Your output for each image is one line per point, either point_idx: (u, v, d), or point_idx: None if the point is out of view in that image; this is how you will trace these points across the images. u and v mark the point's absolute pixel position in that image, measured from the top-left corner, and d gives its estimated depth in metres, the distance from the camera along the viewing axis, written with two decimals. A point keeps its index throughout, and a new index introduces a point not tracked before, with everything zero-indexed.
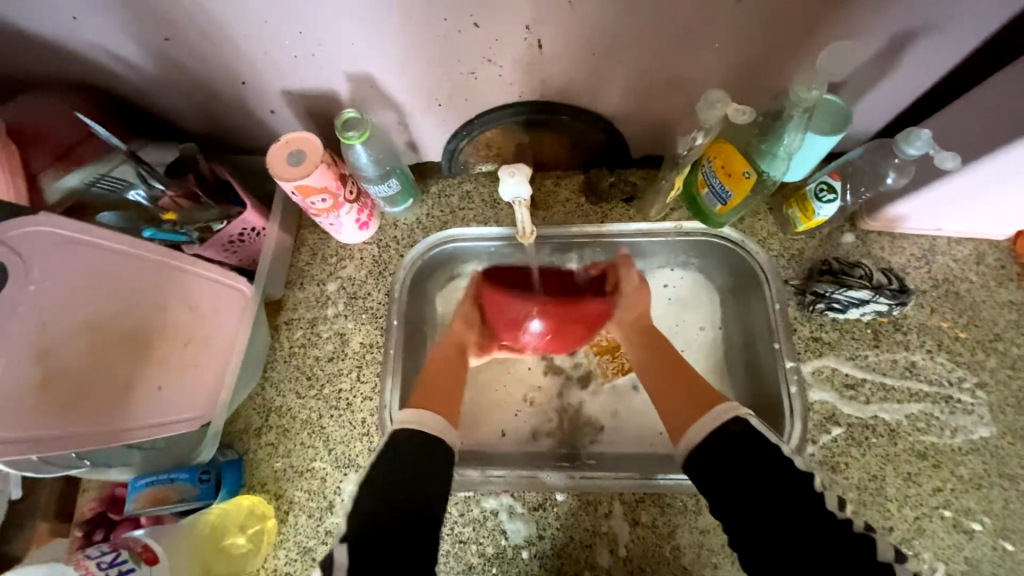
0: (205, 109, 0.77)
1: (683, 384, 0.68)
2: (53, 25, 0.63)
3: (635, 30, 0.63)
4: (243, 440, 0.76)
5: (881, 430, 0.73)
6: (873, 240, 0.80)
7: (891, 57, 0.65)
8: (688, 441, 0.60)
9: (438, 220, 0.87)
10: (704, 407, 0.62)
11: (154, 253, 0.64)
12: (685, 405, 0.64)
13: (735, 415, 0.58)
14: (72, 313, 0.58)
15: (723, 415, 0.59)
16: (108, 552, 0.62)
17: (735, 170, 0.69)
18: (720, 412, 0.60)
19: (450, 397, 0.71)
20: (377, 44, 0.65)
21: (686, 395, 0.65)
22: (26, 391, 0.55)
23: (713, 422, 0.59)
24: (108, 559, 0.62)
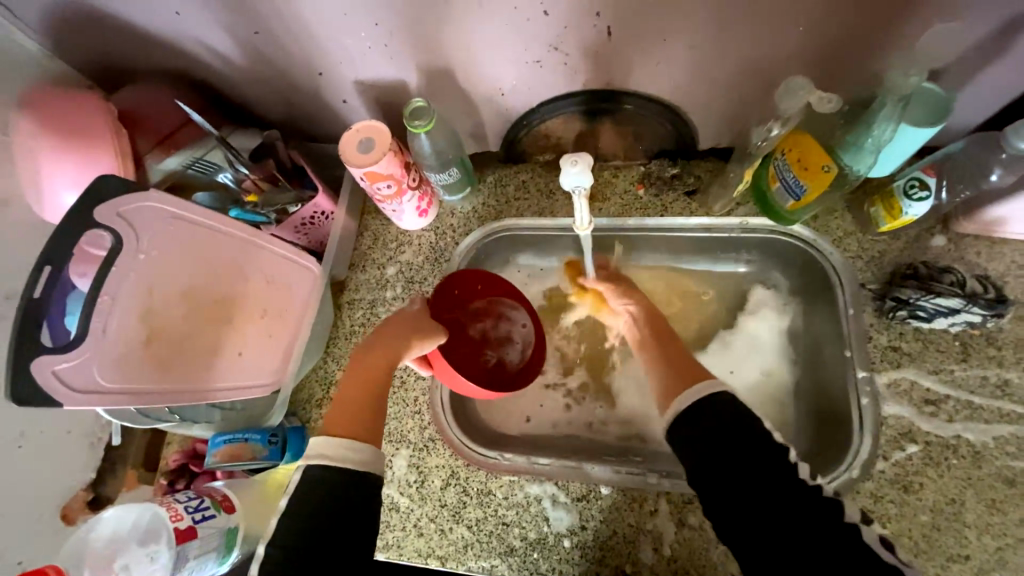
0: (285, 99, 0.83)
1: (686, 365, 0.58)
2: (160, 20, 0.69)
3: (710, 14, 0.60)
4: (307, 409, 0.82)
5: (965, 451, 0.67)
6: (967, 244, 0.73)
7: (1006, 39, 0.59)
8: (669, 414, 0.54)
9: (494, 209, 0.88)
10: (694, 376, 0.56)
11: (243, 232, 0.69)
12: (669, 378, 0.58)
13: (715, 390, 0.52)
14: (173, 280, 0.65)
15: (708, 390, 0.52)
16: (194, 497, 0.69)
17: (813, 164, 0.65)
18: (701, 385, 0.53)
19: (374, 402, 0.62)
20: (444, 35, 0.66)
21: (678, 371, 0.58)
22: (134, 347, 0.62)
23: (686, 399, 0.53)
24: (194, 503, 0.69)
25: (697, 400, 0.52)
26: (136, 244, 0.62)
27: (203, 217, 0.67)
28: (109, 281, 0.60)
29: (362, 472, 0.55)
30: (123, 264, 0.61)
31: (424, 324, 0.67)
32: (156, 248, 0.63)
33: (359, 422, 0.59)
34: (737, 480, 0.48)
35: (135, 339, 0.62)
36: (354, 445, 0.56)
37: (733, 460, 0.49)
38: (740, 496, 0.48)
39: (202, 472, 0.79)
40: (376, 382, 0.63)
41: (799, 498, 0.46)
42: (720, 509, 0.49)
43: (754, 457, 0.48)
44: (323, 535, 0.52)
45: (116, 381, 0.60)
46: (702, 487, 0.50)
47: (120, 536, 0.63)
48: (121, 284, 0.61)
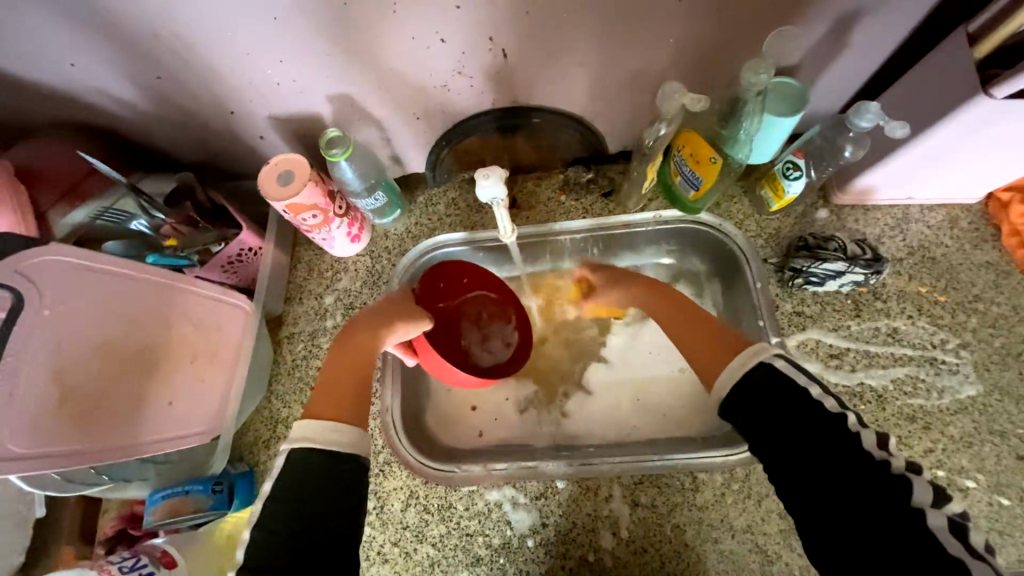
0: (199, 140, 0.82)
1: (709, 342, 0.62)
2: (52, 72, 0.67)
3: (593, 32, 0.66)
4: (253, 452, 0.79)
5: (869, 397, 0.75)
6: (847, 213, 0.83)
7: (839, 37, 0.69)
8: (718, 392, 0.56)
9: (426, 228, 0.91)
10: (722, 354, 0.59)
11: (161, 277, 0.68)
12: (703, 355, 0.61)
13: (762, 359, 0.55)
14: (88, 334, 0.62)
15: (750, 363, 0.55)
16: (129, 557, 0.68)
17: (703, 157, 0.72)
18: (747, 355, 0.56)
19: (360, 393, 0.64)
20: (350, 65, 0.69)
21: (709, 348, 0.61)
22: (46, 409, 0.58)
23: (741, 369, 0.55)
24: (129, 563, 0.67)
25: (742, 375, 0.55)
26: (40, 302, 0.59)
27: (116, 266, 0.65)
28: (10, 342, 0.56)
29: (353, 455, 0.56)
30: (27, 323, 0.58)
31: (405, 307, 0.70)
32: (65, 303, 0.61)
33: (347, 407, 0.61)
34: (774, 426, 0.52)
35: (47, 400, 0.59)
36: (336, 428, 0.57)
37: (774, 404, 0.52)
38: (783, 441, 0.51)
39: (142, 534, 0.75)
40: (362, 366, 0.67)
41: (840, 439, 0.49)
42: (775, 460, 0.52)
43: (791, 400, 0.52)
44: (320, 526, 0.52)
45: (27, 447, 0.57)
46: (749, 435, 0.53)
47: None
48: (26, 345, 0.57)
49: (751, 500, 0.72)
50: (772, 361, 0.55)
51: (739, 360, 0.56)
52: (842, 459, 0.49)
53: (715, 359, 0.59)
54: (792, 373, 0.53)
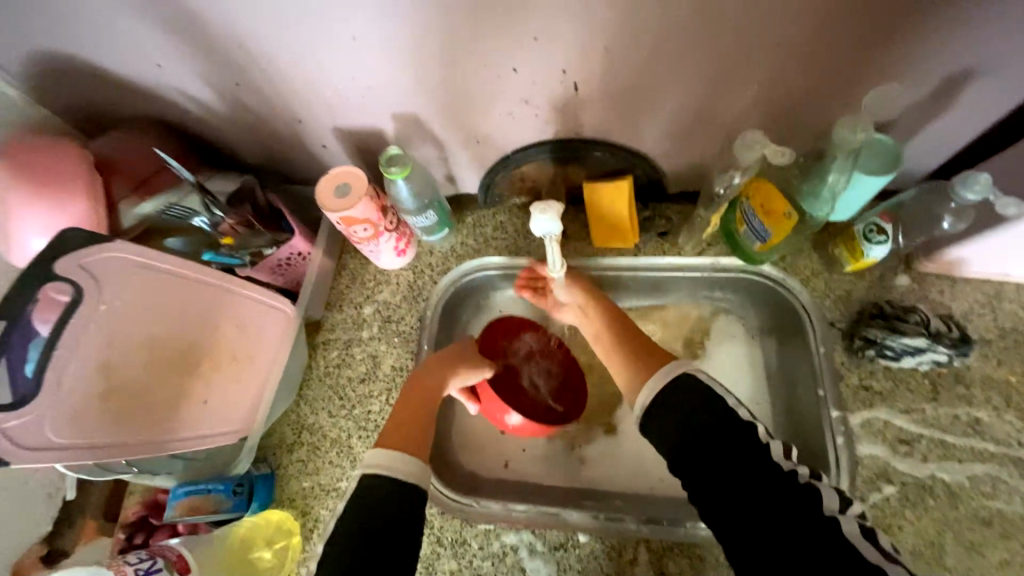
0: (264, 143, 0.84)
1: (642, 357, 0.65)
2: (141, 71, 0.71)
3: (671, 71, 0.63)
4: (277, 455, 0.80)
5: (941, 493, 0.66)
6: (930, 283, 0.75)
7: (946, 96, 0.63)
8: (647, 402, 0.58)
9: (471, 248, 0.89)
10: (651, 373, 0.62)
11: (211, 278, 0.68)
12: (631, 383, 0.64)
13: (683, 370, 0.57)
14: (138, 331, 0.64)
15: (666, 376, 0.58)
16: (145, 560, 0.65)
17: (775, 210, 0.67)
18: (671, 368, 0.58)
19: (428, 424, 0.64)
20: (418, 86, 0.69)
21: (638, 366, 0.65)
22: (92, 400, 0.60)
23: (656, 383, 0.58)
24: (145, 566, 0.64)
25: (665, 386, 0.57)
26: (98, 296, 0.61)
27: (168, 264, 0.66)
28: (67, 333, 0.59)
29: (411, 483, 0.56)
30: (83, 317, 0.60)
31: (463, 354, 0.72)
32: (120, 299, 0.62)
33: (419, 438, 0.61)
34: (718, 477, 0.51)
35: (93, 392, 0.60)
36: (403, 456, 0.57)
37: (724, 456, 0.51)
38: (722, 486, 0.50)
39: (160, 527, 0.75)
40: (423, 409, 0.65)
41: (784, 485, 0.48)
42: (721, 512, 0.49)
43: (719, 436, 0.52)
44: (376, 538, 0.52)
45: (71, 436, 0.58)
46: (691, 481, 0.53)
47: None
48: (80, 338, 0.60)
49: None
50: (698, 372, 0.57)
51: (661, 377, 0.58)
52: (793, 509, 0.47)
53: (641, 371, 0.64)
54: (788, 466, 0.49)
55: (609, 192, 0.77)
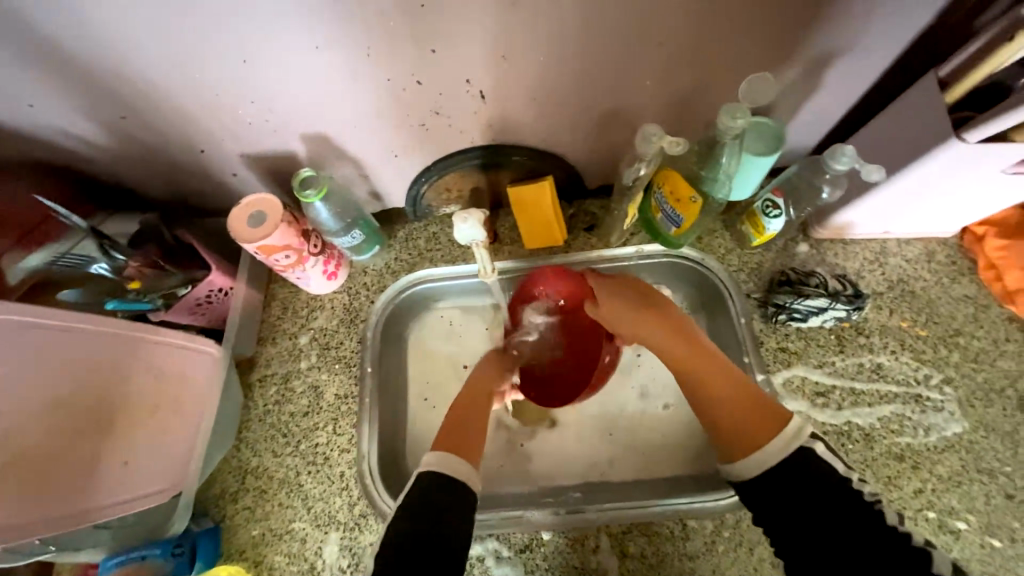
0: (168, 177, 0.79)
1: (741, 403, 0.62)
2: (8, 111, 0.65)
3: (570, 73, 0.66)
4: (219, 506, 0.76)
5: (857, 435, 0.73)
6: (826, 248, 0.83)
7: (811, 79, 0.70)
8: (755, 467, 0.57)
9: (406, 263, 0.89)
10: (772, 426, 0.59)
11: (116, 328, 0.64)
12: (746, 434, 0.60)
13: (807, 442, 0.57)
14: (34, 396, 0.58)
15: (790, 445, 0.57)
16: None
17: (683, 196, 0.72)
18: (789, 434, 0.57)
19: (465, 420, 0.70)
20: (326, 106, 0.68)
21: (762, 416, 0.60)
22: None
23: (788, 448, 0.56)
24: None
25: (790, 455, 0.56)
26: None
27: (62, 320, 0.60)
28: None
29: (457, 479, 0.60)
30: None
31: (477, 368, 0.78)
32: (9, 364, 0.57)
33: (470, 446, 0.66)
34: (791, 503, 0.54)
35: None
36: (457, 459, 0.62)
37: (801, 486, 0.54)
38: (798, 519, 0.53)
39: None
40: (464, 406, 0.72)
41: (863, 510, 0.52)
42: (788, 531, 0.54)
43: (823, 482, 0.54)
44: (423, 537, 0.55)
45: None
46: (757, 510, 0.57)
47: None
48: None
49: (743, 546, 0.70)
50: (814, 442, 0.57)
51: (783, 442, 0.57)
52: (853, 515, 0.51)
53: (747, 428, 0.60)
54: (832, 460, 0.55)
55: (532, 192, 0.79)
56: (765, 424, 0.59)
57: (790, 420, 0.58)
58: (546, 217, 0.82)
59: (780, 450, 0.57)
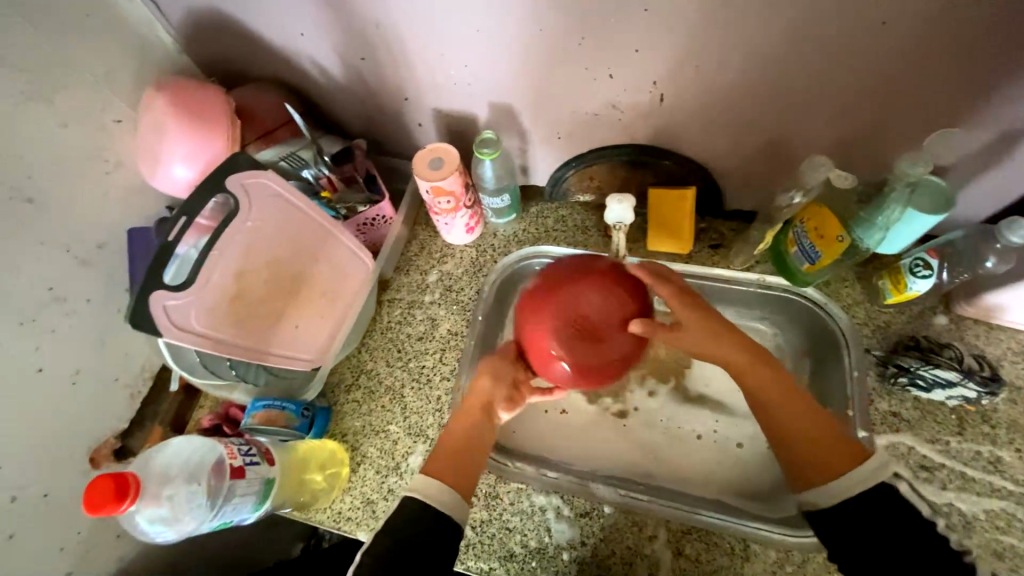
0: (368, 117, 0.95)
1: (841, 449, 0.62)
2: (284, 36, 0.82)
3: (751, 94, 0.71)
4: (335, 393, 0.89)
5: (956, 520, 0.70)
6: (966, 325, 0.79)
7: (1001, 150, 0.68)
8: (819, 496, 0.61)
9: (533, 236, 0.98)
10: (848, 458, 0.61)
11: (325, 222, 0.79)
12: (826, 458, 0.62)
13: (887, 473, 0.60)
14: (265, 250, 0.74)
15: (875, 476, 0.59)
16: (244, 443, 0.74)
17: (829, 234, 0.73)
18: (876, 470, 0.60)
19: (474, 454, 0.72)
20: (521, 80, 0.78)
21: (831, 455, 0.62)
22: (220, 298, 0.70)
23: (864, 484, 0.59)
24: (245, 448, 0.74)
25: (868, 491, 0.59)
26: (249, 211, 0.71)
27: (301, 203, 0.76)
28: (223, 237, 0.70)
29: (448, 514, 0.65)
30: (233, 227, 0.70)
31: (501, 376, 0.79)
32: (261, 220, 0.73)
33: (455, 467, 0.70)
34: (862, 542, 0.57)
35: (224, 291, 0.70)
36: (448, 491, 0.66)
37: (887, 524, 0.57)
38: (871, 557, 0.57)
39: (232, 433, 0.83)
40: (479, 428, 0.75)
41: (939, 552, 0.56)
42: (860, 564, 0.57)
43: (909, 518, 0.57)
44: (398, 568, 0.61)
45: (203, 325, 0.68)
46: (831, 543, 0.59)
47: (180, 465, 0.68)
48: (229, 244, 0.70)
49: None
50: (898, 483, 0.60)
51: (871, 473, 0.60)
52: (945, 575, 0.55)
53: (821, 454, 0.62)
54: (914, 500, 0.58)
55: (671, 198, 0.85)
56: (849, 456, 0.62)
57: (871, 456, 0.61)
58: (682, 223, 0.86)
59: (836, 495, 0.60)
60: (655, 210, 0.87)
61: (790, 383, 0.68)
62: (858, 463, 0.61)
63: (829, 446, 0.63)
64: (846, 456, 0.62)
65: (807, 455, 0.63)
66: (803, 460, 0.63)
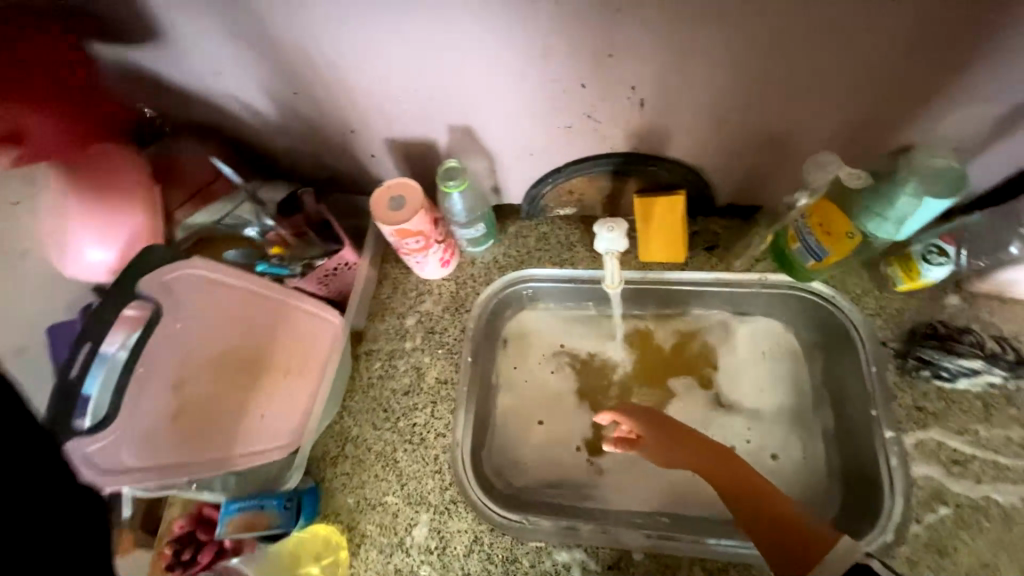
0: (312, 153, 0.83)
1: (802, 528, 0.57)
2: (198, 76, 0.70)
3: (737, 88, 0.64)
4: (320, 468, 0.79)
5: (995, 512, 0.67)
6: (980, 303, 0.75)
7: (1009, 121, 0.63)
8: None
9: (514, 260, 0.89)
10: (809, 540, 0.56)
11: (269, 290, 0.73)
12: (790, 547, 0.56)
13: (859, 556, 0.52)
14: (208, 346, 0.70)
15: (846, 554, 0.53)
16: None
17: (837, 231, 0.68)
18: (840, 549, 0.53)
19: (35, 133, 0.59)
20: (481, 98, 0.68)
21: (794, 539, 0.57)
22: (166, 413, 0.67)
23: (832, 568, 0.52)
24: None
25: None
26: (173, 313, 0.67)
27: (239, 281, 0.72)
28: (144, 355, 0.65)
29: None
30: (159, 333, 0.66)
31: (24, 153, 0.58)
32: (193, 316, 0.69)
33: None
34: None
35: (168, 406, 0.67)
36: None
37: None
38: None
39: (209, 540, 0.74)
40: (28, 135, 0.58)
41: None
42: None
43: None
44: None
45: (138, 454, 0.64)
46: None
47: None
48: (158, 355, 0.67)
49: None
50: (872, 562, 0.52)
51: (834, 551, 0.54)
52: None
53: (789, 546, 0.57)
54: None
55: (664, 205, 0.77)
56: (809, 537, 0.56)
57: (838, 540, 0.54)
58: (679, 229, 0.79)
59: None
60: (650, 217, 0.78)
61: (753, 478, 0.65)
62: (824, 550, 0.54)
63: (790, 536, 0.57)
64: (803, 542, 0.56)
65: (773, 556, 0.57)
66: (773, 554, 0.58)
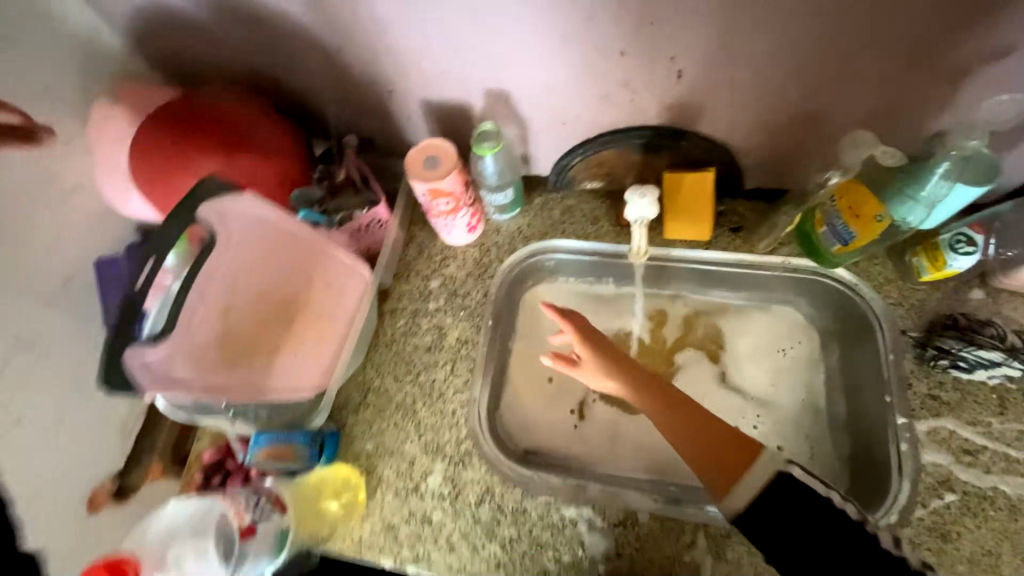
0: (350, 113, 0.86)
1: (733, 444, 0.61)
2: (250, 29, 0.73)
3: (774, 64, 0.64)
4: (342, 414, 0.83)
5: (1001, 502, 0.67)
6: (1004, 298, 0.75)
7: None
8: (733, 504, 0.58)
9: (538, 230, 0.90)
10: (743, 457, 0.60)
11: (310, 236, 0.77)
12: (716, 459, 0.61)
13: (780, 467, 0.58)
14: (249, 281, 0.73)
15: (768, 470, 0.58)
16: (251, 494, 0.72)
17: (866, 213, 0.68)
18: (765, 463, 0.58)
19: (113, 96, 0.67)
20: (519, 62, 0.70)
21: (724, 453, 0.61)
22: (211, 342, 0.69)
23: (759, 480, 0.57)
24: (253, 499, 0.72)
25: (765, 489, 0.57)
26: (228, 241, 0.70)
27: (277, 219, 0.74)
28: (202, 276, 0.68)
29: None
30: (213, 259, 0.69)
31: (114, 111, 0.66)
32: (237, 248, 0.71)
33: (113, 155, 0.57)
34: (788, 539, 0.54)
35: (214, 332, 0.70)
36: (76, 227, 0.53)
37: (803, 520, 0.54)
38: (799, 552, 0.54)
39: (237, 470, 0.79)
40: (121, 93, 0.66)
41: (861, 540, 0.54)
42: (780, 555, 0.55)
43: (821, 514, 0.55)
44: None
45: (192, 373, 0.66)
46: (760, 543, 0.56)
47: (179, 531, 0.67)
48: (211, 282, 0.70)
49: None
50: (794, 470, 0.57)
51: (760, 467, 0.58)
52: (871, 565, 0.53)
53: (715, 465, 0.61)
54: (813, 484, 0.56)
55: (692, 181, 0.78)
56: (736, 450, 0.61)
57: (761, 452, 0.60)
58: (704, 209, 0.80)
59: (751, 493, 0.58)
60: (673, 194, 0.80)
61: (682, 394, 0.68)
62: (749, 464, 0.59)
63: (716, 446, 0.62)
64: (729, 456, 0.61)
65: (707, 465, 0.61)
66: (705, 464, 0.62)
